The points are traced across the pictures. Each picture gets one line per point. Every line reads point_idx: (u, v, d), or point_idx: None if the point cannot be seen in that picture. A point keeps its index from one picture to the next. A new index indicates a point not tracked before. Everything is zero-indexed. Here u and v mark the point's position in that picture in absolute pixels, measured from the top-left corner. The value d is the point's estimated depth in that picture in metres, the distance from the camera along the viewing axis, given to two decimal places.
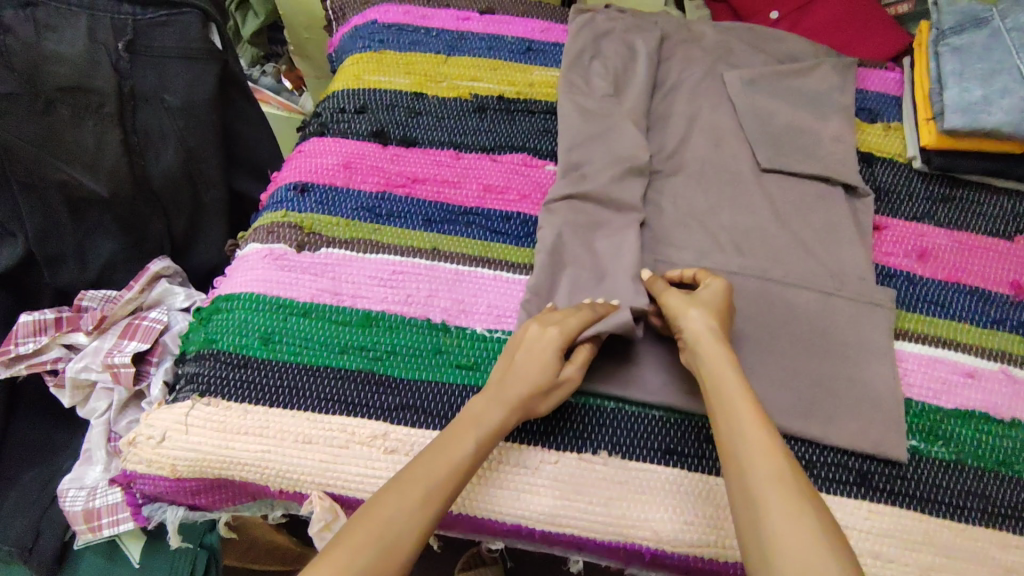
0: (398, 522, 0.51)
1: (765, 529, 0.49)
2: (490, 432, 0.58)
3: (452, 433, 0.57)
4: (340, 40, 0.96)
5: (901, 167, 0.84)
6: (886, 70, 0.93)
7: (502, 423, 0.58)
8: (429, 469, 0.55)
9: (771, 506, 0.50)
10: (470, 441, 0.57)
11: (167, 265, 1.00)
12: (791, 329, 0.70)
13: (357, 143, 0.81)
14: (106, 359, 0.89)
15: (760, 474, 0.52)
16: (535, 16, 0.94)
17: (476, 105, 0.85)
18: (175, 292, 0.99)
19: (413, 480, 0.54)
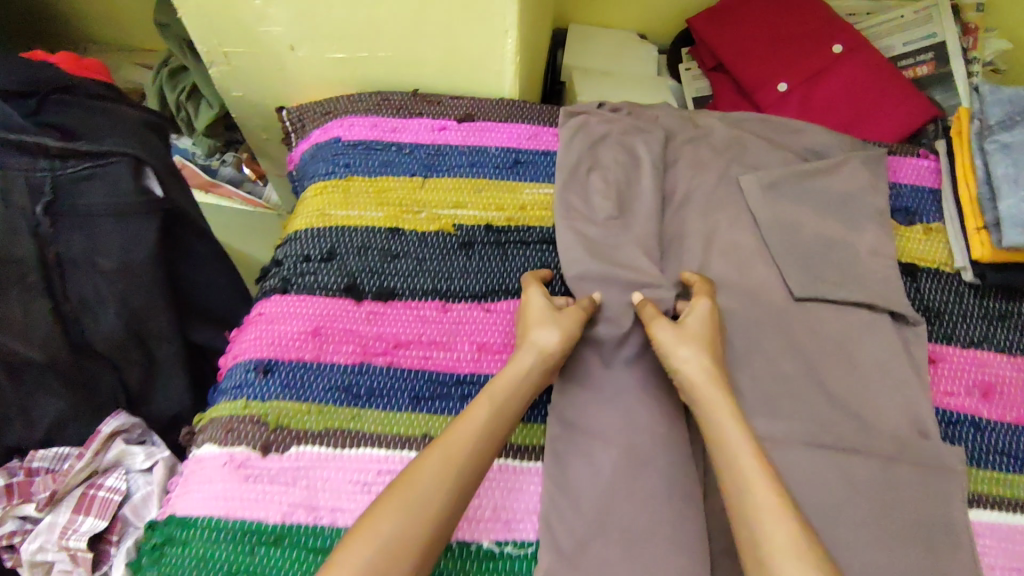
0: (441, 486, 0.52)
1: (740, 464, 0.54)
2: (485, 427, 0.56)
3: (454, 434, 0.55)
4: (300, 158, 0.84)
5: (949, 280, 0.74)
6: (919, 157, 0.82)
7: (497, 416, 0.57)
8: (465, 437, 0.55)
9: (743, 453, 0.54)
10: (469, 437, 0.55)
11: (124, 421, 0.86)
12: (853, 509, 0.60)
13: (325, 302, 0.69)
14: (60, 540, 0.77)
15: (732, 434, 0.56)
16: (520, 119, 0.82)
17: (461, 239, 0.74)
18: (135, 451, 0.86)
19: (451, 445, 0.54)
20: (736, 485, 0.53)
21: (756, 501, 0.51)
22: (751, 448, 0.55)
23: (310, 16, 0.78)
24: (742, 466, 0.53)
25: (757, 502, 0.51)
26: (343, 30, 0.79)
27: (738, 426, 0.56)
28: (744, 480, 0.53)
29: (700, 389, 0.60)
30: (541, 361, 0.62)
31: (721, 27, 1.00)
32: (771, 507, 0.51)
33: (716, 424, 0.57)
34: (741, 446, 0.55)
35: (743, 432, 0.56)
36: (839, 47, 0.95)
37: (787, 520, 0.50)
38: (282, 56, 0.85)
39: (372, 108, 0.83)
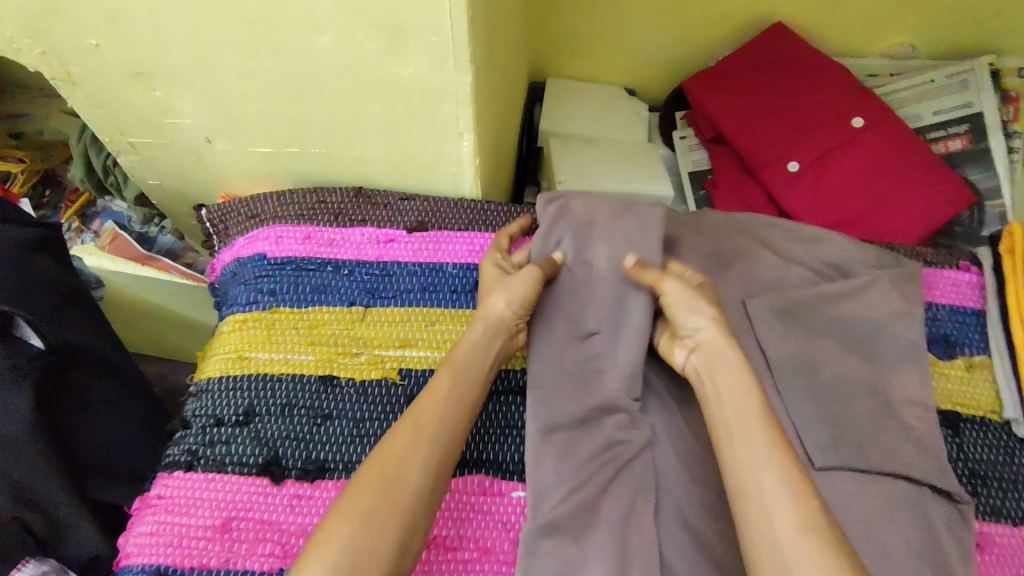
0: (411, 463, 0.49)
1: (730, 416, 0.52)
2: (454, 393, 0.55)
3: (418, 405, 0.53)
4: (221, 274, 0.70)
5: (997, 434, 0.62)
6: (960, 269, 0.69)
7: (461, 377, 0.56)
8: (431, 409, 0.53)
9: (746, 405, 0.52)
10: (437, 409, 0.53)
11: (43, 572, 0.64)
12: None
13: (239, 485, 0.56)
14: None
15: (727, 382, 0.54)
16: (483, 227, 0.69)
17: (410, 391, 0.61)
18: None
19: (419, 417, 0.52)
20: (727, 434, 0.51)
21: (751, 452, 0.49)
22: (752, 396, 0.52)
23: (226, 110, 0.64)
24: (743, 428, 0.51)
25: (756, 460, 0.49)
26: (267, 125, 0.65)
27: (737, 373, 0.54)
28: (723, 438, 0.51)
29: (716, 355, 0.56)
30: (496, 325, 0.60)
31: (722, 93, 0.87)
32: (760, 455, 0.49)
33: (720, 379, 0.54)
34: (740, 392, 0.53)
35: (750, 391, 0.53)
36: (860, 120, 0.81)
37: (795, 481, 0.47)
38: (199, 149, 0.71)
39: (305, 214, 0.69)
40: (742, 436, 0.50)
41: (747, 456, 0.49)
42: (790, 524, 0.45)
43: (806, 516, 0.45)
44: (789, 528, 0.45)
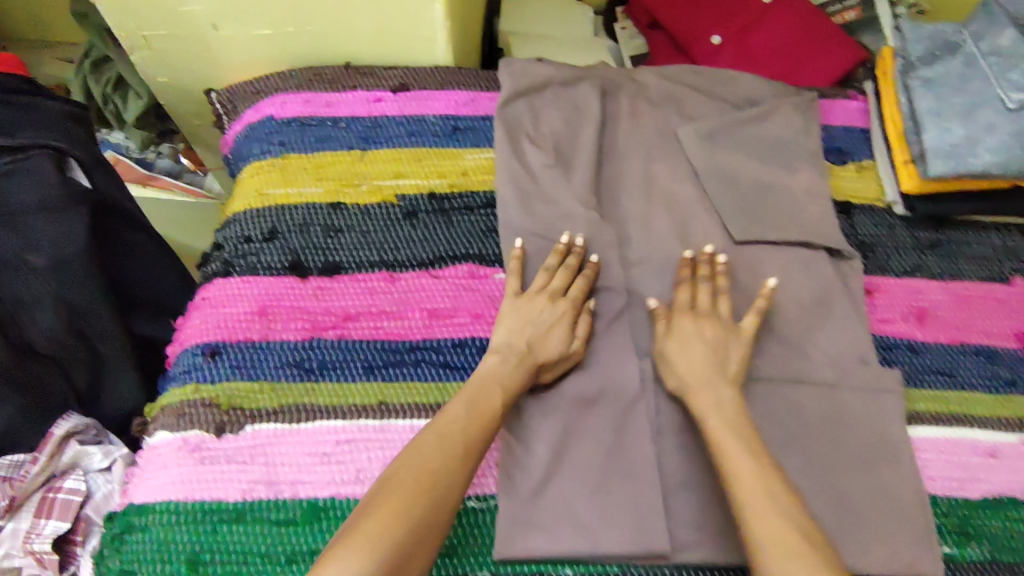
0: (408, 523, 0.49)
1: (740, 493, 0.52)
2: (456, 457, 0.54)
3: (422, 463, 0.53)
4: (235, 140, 0.82)
5: (882, 214, 0.77)
6: (850, 99, 0.84)
7: (470, 447, 0.55)
8: (438, 462, 0.53)
9: (755, 487, 0.52)
10: (446, 464, 0.53)
11: (77, 422, 0.74)
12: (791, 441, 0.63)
13: (269, 280, 0.69)
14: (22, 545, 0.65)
15: (733, 446, 0.55)
16: (457, 86, 0.82)
17: (405, 208, 0.74)
18: (91, 450, 0.73)
19: (418, 470, 0.52)
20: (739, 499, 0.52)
21: (776, 536, 0.49)
22: (753, 464, 0.54)
23: None
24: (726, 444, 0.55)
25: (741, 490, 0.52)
26: (264, 7, 0.77)
27: (737, 437, 0.56)
28: (743, 509, 0.52)
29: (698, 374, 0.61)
30: (522, 362, 0.61)
31: None
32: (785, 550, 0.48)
33: (728, 442, 0.55)
34: (744, 463, 0.54)
35: (759, 479, 0.53)
36: None
37: (756, 477, 0.53)
38: (205, 36, 0.83)
39: (305, 84, 0.82)
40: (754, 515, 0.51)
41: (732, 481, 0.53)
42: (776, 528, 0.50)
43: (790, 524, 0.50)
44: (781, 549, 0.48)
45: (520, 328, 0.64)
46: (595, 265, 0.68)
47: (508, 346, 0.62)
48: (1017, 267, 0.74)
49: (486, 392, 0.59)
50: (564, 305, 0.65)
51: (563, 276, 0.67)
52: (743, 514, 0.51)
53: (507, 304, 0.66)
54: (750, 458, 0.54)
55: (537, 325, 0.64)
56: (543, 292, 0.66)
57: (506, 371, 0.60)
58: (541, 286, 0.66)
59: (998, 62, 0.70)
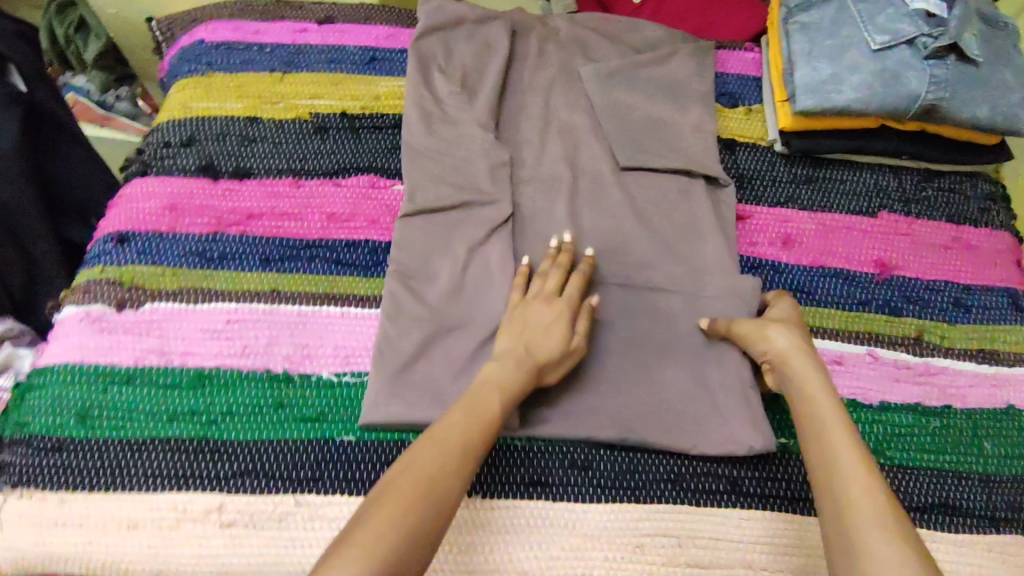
0: (408, 520, 0.46)
1: (841, 491, 0.49)
2: (457, 460, 0.51)
3: (422, 464, 0.50)
4: (169, 63, 0.87)
5: (763, 151, 0.82)
6: (745, 50, 0.90)
7: (469, 440, 0.53)
8: (439, 458, 0.51)
9: (851, 489, 0.49)
10: (446, 465, 0.51)
11: (10, 327, 0.75)
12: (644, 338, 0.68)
13: (182, 181, 0.74)
14: None
15: (837, 450, 0.52)
16: (379, 22, 0.88)
17: (316, 125, 0.79)
18: (23, 353, 0.69)
19: (421, 469, 0.49)
20: (833, 502, 0.49)
21: (875, 536, 0.46)
22: (850, 462, 0.51)
23: None
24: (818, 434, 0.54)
25: (839, 487, 0.50)
26: None
27: (847, 439, 0.53)
28: (845, 511, 0.48)
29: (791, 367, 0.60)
30: (517, 362, 0.59)
31: None
32: (884, 549, 0.45)
33: (828, 443, 0.53)
34: (846, 464, 0.51)
35: (871, 478, 0.50)
36: None
37: (854, 481, 0.50)
38: None
39: (236, 14, 0.87)
40: (857, 518, 0.47)
41: (832, 475, 0.51)
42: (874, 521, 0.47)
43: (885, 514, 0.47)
44: (873, 537, 0.46)
45: (518, 327, 0.63)
46: (591, 259, 0.69)
47: (507, 350, 0.61)
48: (883, 203, 0.80)
49: (486, 393, 0.57)
50: (563, 305, 0.64)
51: (557, 274, 0.66)
52: (841, 516, 0.48)
53: (508, 314, 0.65)
54: (861, 463, 0.51)
55: (533, 324, 0.62)
56: (541, 294, 0.65)
57: (508, 373, 0.59)
58: (536, 291, 0.66)
59: (866, 8, 0.76)
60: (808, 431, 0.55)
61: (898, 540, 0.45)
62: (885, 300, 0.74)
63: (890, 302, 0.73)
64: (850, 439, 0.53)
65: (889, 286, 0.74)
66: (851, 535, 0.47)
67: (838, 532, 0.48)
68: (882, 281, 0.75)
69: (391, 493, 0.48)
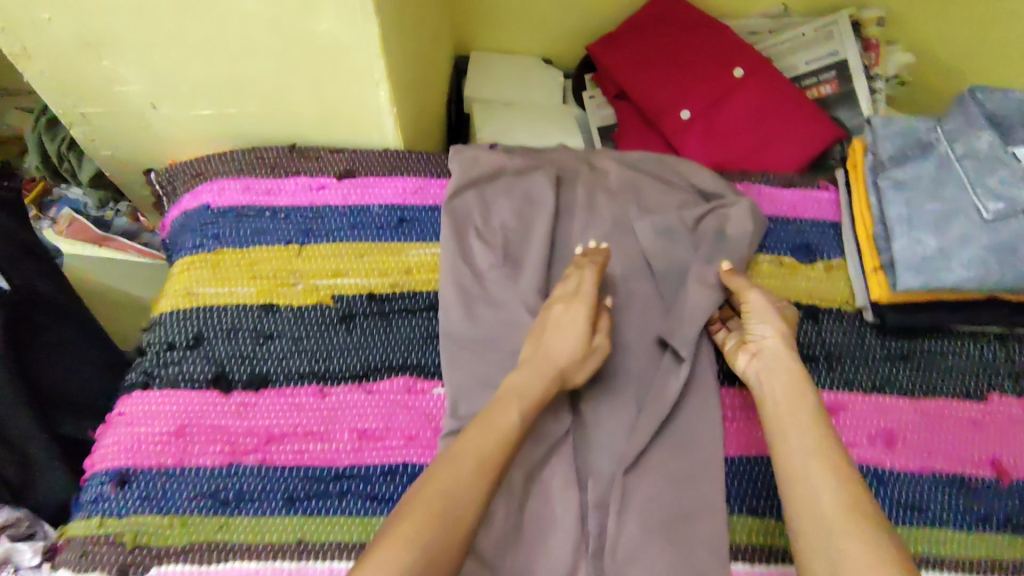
0: (457, 505, 0.50)
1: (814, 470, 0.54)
2: (492, 449, 0.54)
3: (462, 447, 0.54)
4: (170, 226, 0.77)
5: (850, 320, 0.72)
6: (819, 189, 0.80)
7: (484, 461, 0.53)
8: (485, 443, 0.54)
9: (824, 469, 0.53)
10: (486, 449, 0.54)
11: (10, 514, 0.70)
12: None
13: (192, 396, 0.64)
14: None
15: (811, 434, 0.56)
16: (405, 172, 0.77)
17: (341, 312, 0.69)
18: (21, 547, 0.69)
19: (468, 455, 0.53)
20: (805, 481, 0.53)
21: (846, 515, 0.50)
22: (834, 449, 0.55)
23: (168, 76, 0.72)
24: (789, 413, 0.58)
25: (810, 461, 0.54)
26: (204, 89, 0.73)
27: (816, 415, 0.57)
28: (820, 487, 0.52)
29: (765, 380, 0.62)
30: (552, 372, 0.61)
31: (622, 54, 0.97)
32: (860, 534, 0.49)
33: (799, 414, 0.58)
34: (818, 444, 0.55)
35: (837, 460, 0.54)
36: (741, 71, 0.92)
37: (833, 463, 0.54)
38: (146, 115, 0.79)
39: (245, 168, 0.77)
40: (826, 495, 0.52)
41: (804, 447, 0.55)
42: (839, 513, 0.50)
43: (850, 501, 0.51)
44: (838, 501, 0.51)
45: (539, 335, 0.65)
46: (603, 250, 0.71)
47: (537, 361, 0.62)
48: (992, 383, 0.70)
49: (503, 404, 0.58)
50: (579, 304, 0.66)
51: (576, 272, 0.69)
52: (814, 495, 0.52)
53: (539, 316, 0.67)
54: (827, 442, 0.55)
55: (554, 324, 0.65)
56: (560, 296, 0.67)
57: (528, 382, 0.60)
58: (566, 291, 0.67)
59: (975, 165, 0.65)
60: (776, 412, 0.59)
61: (868, 522, 0.50)
62: (1007, 513, 0.63)
63: (1012, 515, 0.63)
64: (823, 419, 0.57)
65: (1008, 494, 0.64)
66: (820, 516, 0.51)
67: (807, 502, 0.52)
68: (1004, 487, 0.65)
69: (430, 481, 0.51)
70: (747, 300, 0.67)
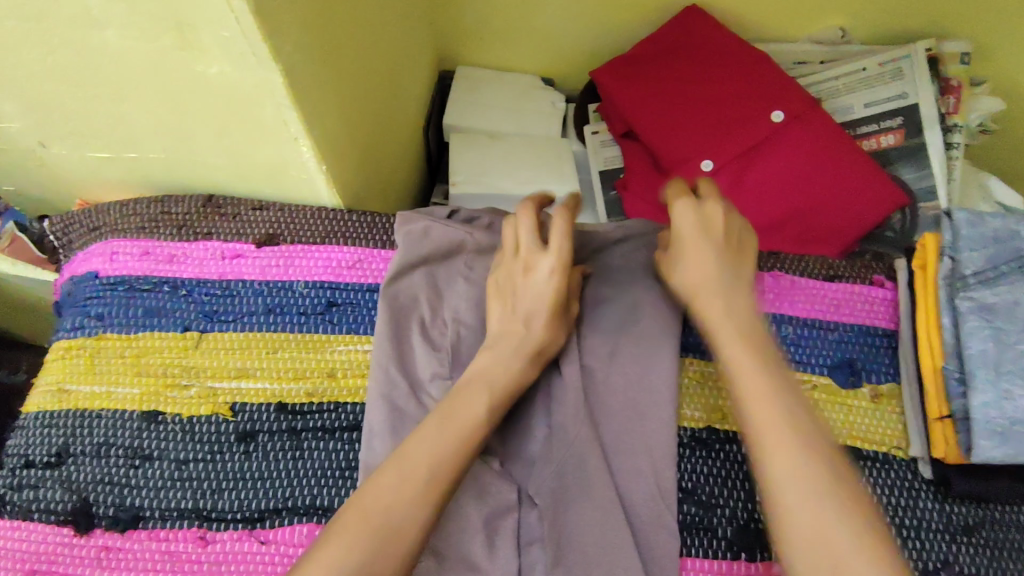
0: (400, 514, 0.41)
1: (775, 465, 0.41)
2: (457, 445, 0.45)
3: (412, 447, 0.44)
4: (58, 293, 0.64)
5: (902, 475, 0.55)
6: (872, 283, 0.62)
7: (440, 454, 0.44)
8: (444, 437, 0.45)
9: (795, 468, 0.40)
10: (438, 450, 0.44)
11: None
12: None
13: (44, 535, 0.51)
14: None
15: (773, 412, 0.42)
16: (343, 241, 0.62)
17: (241, 428, 0.55)
18: None
19: (417, 457, 0.43)
20: (777, 486, 0.40)
21: (826, 538, 0.38)
22: (798, 431, 0.42)
23: (47, 114, 0.58)
24: (756, 388, 0.44)
25: (777, 460, 0.41)
26: (93, 128, 0.59)
27: (771, 389, 0.44)
28: (779, 500, 0.40)
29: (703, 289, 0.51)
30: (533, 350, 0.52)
31: (635, 84, 0.79)
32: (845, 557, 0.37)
33: (758, 388, 0.44)
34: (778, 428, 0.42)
35: (807, 452, 0.41)
36: (780, 114, 0.73)
37: (799, 451, 0.41)
38: (36, 153, 0.64)
39: (145, 225, 0.63)
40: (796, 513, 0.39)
41: (770, 428, 0.42)
42: (791, 465, 0.40)
43: (851, 517, 0.38)
44: (820, 524, 0.38)
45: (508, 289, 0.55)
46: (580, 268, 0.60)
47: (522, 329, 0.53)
48: None
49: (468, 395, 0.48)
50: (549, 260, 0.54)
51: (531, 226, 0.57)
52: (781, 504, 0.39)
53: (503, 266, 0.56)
54: (789, 423, 0.42)
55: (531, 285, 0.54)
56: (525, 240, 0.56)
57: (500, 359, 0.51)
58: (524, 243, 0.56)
59: None
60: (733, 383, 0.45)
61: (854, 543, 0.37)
62: None
63: None
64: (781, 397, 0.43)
65: None
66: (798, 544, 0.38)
67: (790, 518, 0.39)
68: None
69: (376, 479, 0.42)
70: (682, 218, 0.54)
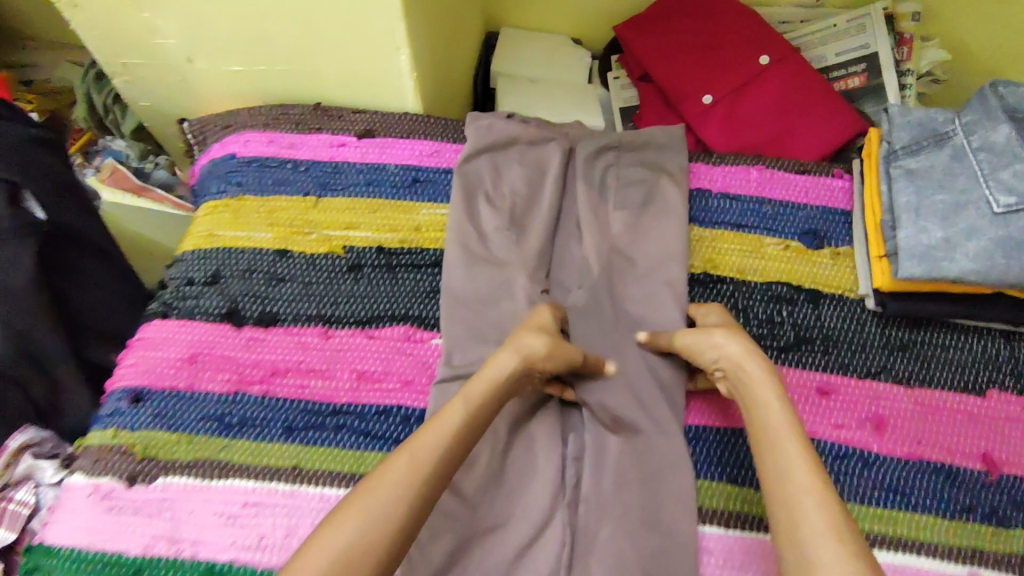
0: (405, 493, 0.49)
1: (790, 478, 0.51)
2: (450, 437, 0.53)
3: (417, 440, 0.52)
4: (198, 174, 0.82)
5: (852, 308, 0.72)
6: (834, 177, 0.80)
7: (442, 439, 0.53)
8: (438, 429, 0.53)
9: (805, 505, 0.49)
10: (435, 438, 0.53)
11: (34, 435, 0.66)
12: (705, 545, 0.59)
13: (205, 328, 0.69)
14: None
15: (789, 452, 0.52)
16: (423, 136, 0.80)
17: (350, 262, 0.72)
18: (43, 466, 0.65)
19: (421, 447, 0.52)
20: (782, 506, 0.50)
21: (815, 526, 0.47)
22: (805, 459, 0.52)
23: (204, 30, 0.77)
24: (770, 435, 0.54)
25: (789, 483, 0.51)
26: (237, 43, 0.77)
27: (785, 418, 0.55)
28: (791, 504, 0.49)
29: (744, 363, 0.59)
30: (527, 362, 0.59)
31: (649, 37, 0.98)
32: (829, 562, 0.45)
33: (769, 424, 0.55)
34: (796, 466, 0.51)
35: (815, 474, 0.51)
36: (766, 58, 0.92)
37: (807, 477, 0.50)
38: (182, 67, 0.83)
39: (271, 122, 0.81)
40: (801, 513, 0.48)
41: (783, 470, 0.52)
42: (797, 486, 0.50)
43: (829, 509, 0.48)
44: (813, 525, 0.47)
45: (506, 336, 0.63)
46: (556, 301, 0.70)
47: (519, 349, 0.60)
48: (994, 378, 0.69)
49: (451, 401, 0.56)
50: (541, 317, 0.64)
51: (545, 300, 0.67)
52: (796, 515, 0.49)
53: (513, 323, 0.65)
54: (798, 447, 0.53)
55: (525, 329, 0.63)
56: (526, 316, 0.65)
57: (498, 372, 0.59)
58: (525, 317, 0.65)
59: (988, 159, 0.65)
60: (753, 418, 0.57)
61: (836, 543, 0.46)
62: (993, 507, 0.63)
63: (996, 509, 0.62)
64: (795, 435, 0.53)
65: (994, 488, 0.63)
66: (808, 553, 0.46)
67: (789, 515, 0.49)
68: (991, 481, 0.64)
69: (390, 462, 0.51)
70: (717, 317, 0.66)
